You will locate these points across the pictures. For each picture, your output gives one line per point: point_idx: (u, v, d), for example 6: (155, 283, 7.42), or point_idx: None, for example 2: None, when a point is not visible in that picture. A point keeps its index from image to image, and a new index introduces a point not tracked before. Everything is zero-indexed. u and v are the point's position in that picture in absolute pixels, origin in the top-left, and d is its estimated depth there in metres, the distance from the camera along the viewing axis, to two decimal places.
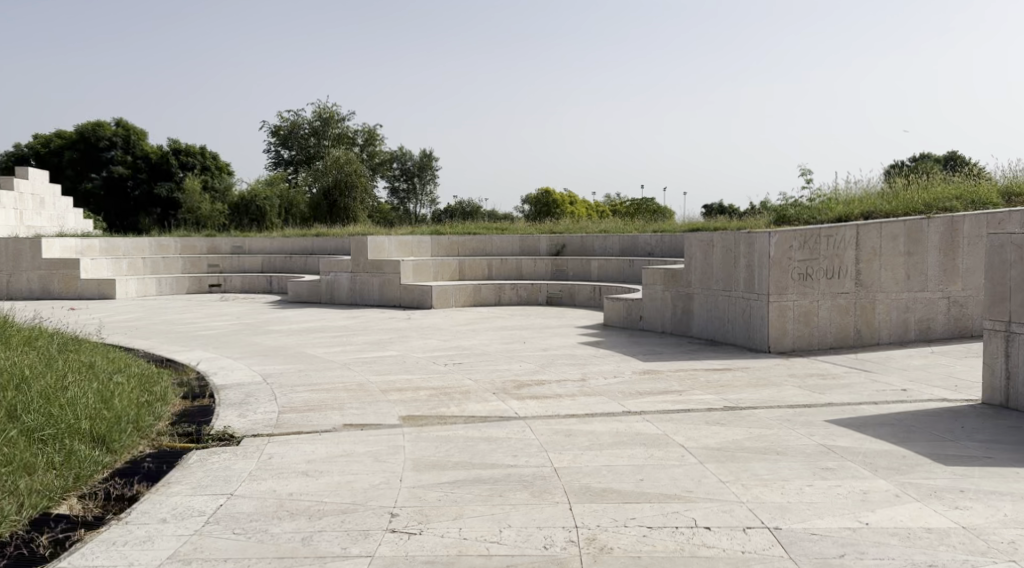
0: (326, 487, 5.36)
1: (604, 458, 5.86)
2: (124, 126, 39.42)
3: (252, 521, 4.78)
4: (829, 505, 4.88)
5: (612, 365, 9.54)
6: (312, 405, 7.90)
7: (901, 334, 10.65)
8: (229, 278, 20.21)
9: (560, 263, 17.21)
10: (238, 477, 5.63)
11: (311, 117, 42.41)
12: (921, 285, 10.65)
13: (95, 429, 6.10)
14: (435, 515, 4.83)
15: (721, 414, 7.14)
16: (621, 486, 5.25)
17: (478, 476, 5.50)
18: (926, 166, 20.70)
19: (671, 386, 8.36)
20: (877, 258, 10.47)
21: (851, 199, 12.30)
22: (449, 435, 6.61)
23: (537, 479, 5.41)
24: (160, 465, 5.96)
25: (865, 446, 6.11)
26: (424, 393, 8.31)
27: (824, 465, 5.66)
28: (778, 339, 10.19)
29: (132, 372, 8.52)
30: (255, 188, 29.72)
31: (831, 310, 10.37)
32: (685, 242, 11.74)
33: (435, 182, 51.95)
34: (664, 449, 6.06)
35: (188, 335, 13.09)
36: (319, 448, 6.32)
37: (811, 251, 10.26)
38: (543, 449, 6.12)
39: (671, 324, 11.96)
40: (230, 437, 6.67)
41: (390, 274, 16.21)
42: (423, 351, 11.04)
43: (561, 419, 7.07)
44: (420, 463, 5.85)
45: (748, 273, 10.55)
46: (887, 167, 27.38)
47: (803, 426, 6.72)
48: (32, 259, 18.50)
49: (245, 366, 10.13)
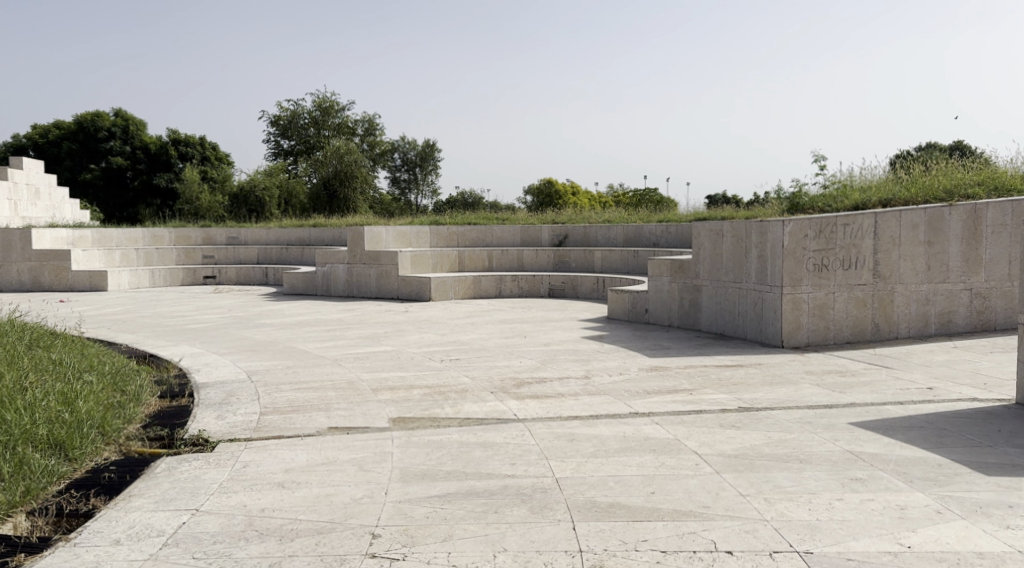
0: (302, 501, 4.84)
1: (610, 467, 5.33)
2: (123, 117, 38.80)
3: (215, 544, 4.28)
4: (864, 524, 4.35)
5: (618, 362, 9.00)
6: (297, 405, 7.37)
7: (920, 328, 10.11)
8: (224, 270, 19.72)
9: (562, 253, 16.63)
10: (207, 489, 5.11)
11: (311, 106, 41.77)
12: (942, 277, 10.10)
13: (52, 435, 5.60)
14: (421, 536, 4.31)
15: (736, 416, 6.60)
16: (631, 500, 4.72)
17: (471, 488, 4.97)
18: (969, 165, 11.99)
19: (680, 385, 7.82)
20: (896, 248, 9.92)
21: (867, 187, 11.72)
22: (442, 440, 6.09)
23: (536, 492, 4.88)
24: (123, 474, 5.45)
25: (896, 453, 5.57)
26: (417, 392, 7.78)
27: (853, 475, 5.13)
28: (791, 334, 9.65)
29: (106, 369, 7.99)
30: (254, 177, 29.11)
31: (847, 303, 9.83)
32: (693, 231, 11.20)
33: (437, 172, 51.39)
34: (676, 457, 5.53)
35: (176, 329, 12.58)
36: (300, 455, 5.79)
37: (827, 241, 9.71)
38: (543, 456, 5.58)
39: (678, 317, 11.43)
40: (204, 442, 6.16)
41: (388, 265, 15.65)
42: (419, 346, 10.50)
43: (563, 422, 6.54)
44: (408, 472, 5.32)
45: (759, 264, 10.01)
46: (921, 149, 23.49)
47: (826, 429, 6.18)
48: (22, 250, 17.98)
49: (231, 363, 9.60)
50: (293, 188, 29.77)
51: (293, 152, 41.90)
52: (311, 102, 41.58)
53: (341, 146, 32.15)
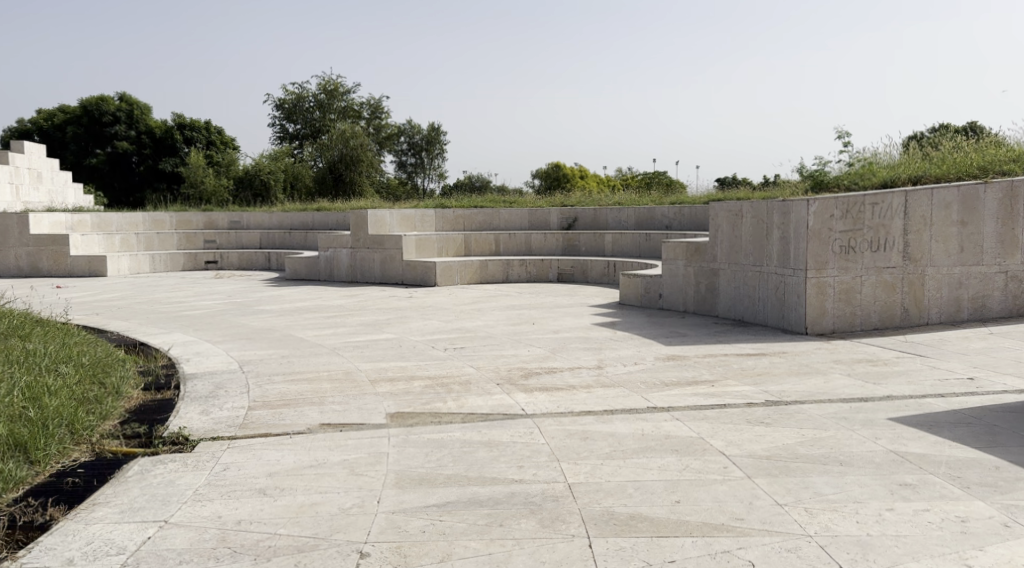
0: (283, 511, 4.32)
1: (628, 471, 4.78)
2: (128, 101, 38.30)
3: (181, 564, 3.80)
4: (923, 542, 3.86)
5: (632, 350, 8.44)
6: (288, 399, 6.85)
7: (952, 313, 9.52)
8: (226, 255, 19.23)
9: (572, 236, 16.07)
10: (179, 497, 4.60)
11: (315, 89, 41.14)
12: (976, 259, 9.50)
13: (13, 435, 5.12)
14: (416, 555, 3.81)
15: (764, 412, 6.04)
16: (653, 512, 4.20)
17: (474, 496, 4.44)
18: (1005, 141, 11.32)
19: (700, 376, 7.26)
20: (927, 228, 9.32)
21: (894, 165, 11.12)
22: (443, 439, 5.55)
23: (547, 501, 4.35)
24: (90, 479, 4.93)
25: (946, 454, 5.02)
26: (418, 384, 7.25)
27: (901, 480, 4.58)
28: (816, 320, 9.08)
29: (87, 359, 7.49)
30: (259, 161, 28.52)
31: (875, 287, 9.25)
32: (710, 212, 10.62)
33: (443, 156, 50.74)
34: (701, 458, 4.99)
35: (172, 316, 12.10)
36: (286, 456, 5.28)
37: (854, 221, 9.12)
38: (554, 458, 5.05)
39: (694, 303, 10.86)
40: (184, 440, 5.65)
41: (392, 250, 15.11)
42: (422, 333, 9.97)
43: (575, 418, 6.00)
44: (404, 477, 4.78)
45: (781, 246, 9.43)
46: (937, 129, 22.76)
47: (864, 427, 5.61)
48: (19, 235, 17.52)
49: (223, 352, 9.08)
50: (300, 172, 29.32)
51: (298, 136, 41.29)
52: (315, 85, 40.89)
53: (346, 128, 31.67)
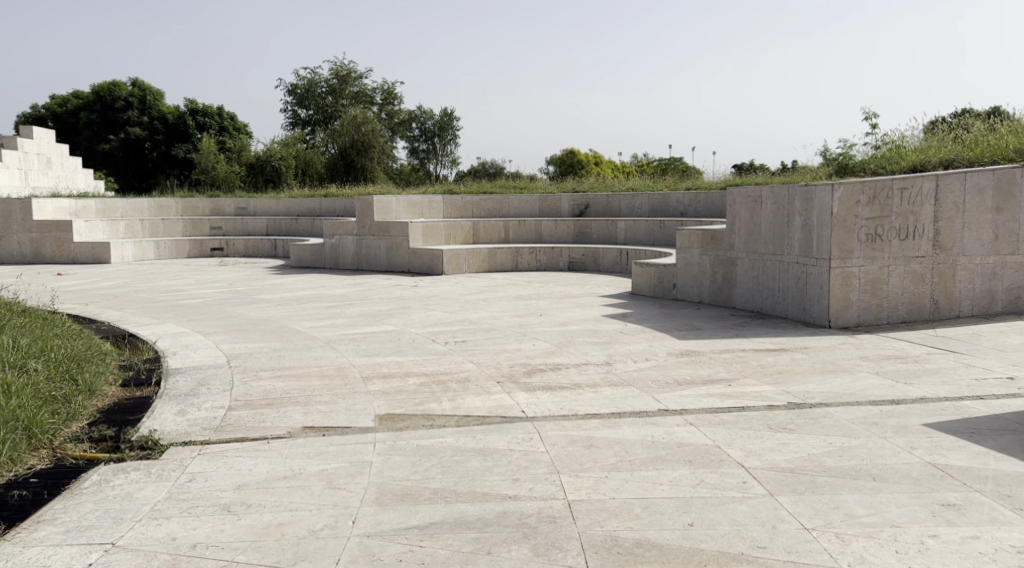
0: (246, 531, 3.86)
1: (636, 486, 4.28)
2: (140, 86, 37.88)
3: None
4: None
5: (643, 345, 7.92)
6: (273, 398, 6.37)
7: (986, 305, 8.94)
8: (231, 242, 18.72)
9: (583, 224, 15.49)
10: (134, 513, 4.14)
11: (328, 74, 40.64)
12: (1011, 248, 8.92)
13: None
14: None
15: (787, 416, 5.50)
16: (663, 537, 3.70)
17: (462, 515, 3.95)
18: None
19: (716, 374, 6.73)
20: (960, 215, 8.73)
21: (923, 148, 10.54)
22: (433, 446, 5.06)
23: (542, 522, 3.86)
24: (40, 492, 4.49)
25: (991, 467, 4.50)
26: (413, 382, 6.75)
27: (943, 499, 4.06)
28: (840, 312, 8.53)
29: (62, 352, 7.01)
30: (270, 146, 28.09)
31: (904, 277, 8.69)
32: (728, 198, 10.05)
33: (456, 142, 50.17)
34: (718, 471, 4.47)
35: (168, 305, 11.65)
36: (260, 465, 4.80)
37: (881, 207, 8.55)
38: (553, 470, 4.54)
39: (710, 294, 10.33)
40: (152, 446, 5.19)
41: (398, 237, 14.59)
42: (423, 325, 9.47)
43: (579, 422, 5.49)
44: (385, 492, 4.30)
45: (804, 233, 8.87)
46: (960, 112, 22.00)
47: (898, 434, 5.08)
48: (22, 221, 17.10)
49: (213, 345, 8.62)
50: (311, 157, 28.84)
51: (310, 122, 40.77)
52: (328, 70, 40.43)
53: (357, 115, 31.23)
